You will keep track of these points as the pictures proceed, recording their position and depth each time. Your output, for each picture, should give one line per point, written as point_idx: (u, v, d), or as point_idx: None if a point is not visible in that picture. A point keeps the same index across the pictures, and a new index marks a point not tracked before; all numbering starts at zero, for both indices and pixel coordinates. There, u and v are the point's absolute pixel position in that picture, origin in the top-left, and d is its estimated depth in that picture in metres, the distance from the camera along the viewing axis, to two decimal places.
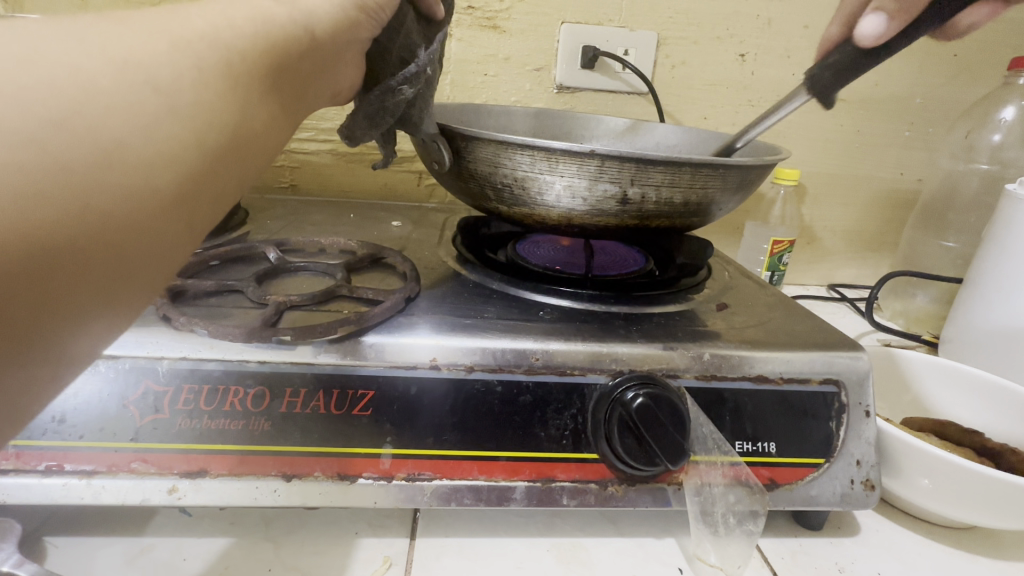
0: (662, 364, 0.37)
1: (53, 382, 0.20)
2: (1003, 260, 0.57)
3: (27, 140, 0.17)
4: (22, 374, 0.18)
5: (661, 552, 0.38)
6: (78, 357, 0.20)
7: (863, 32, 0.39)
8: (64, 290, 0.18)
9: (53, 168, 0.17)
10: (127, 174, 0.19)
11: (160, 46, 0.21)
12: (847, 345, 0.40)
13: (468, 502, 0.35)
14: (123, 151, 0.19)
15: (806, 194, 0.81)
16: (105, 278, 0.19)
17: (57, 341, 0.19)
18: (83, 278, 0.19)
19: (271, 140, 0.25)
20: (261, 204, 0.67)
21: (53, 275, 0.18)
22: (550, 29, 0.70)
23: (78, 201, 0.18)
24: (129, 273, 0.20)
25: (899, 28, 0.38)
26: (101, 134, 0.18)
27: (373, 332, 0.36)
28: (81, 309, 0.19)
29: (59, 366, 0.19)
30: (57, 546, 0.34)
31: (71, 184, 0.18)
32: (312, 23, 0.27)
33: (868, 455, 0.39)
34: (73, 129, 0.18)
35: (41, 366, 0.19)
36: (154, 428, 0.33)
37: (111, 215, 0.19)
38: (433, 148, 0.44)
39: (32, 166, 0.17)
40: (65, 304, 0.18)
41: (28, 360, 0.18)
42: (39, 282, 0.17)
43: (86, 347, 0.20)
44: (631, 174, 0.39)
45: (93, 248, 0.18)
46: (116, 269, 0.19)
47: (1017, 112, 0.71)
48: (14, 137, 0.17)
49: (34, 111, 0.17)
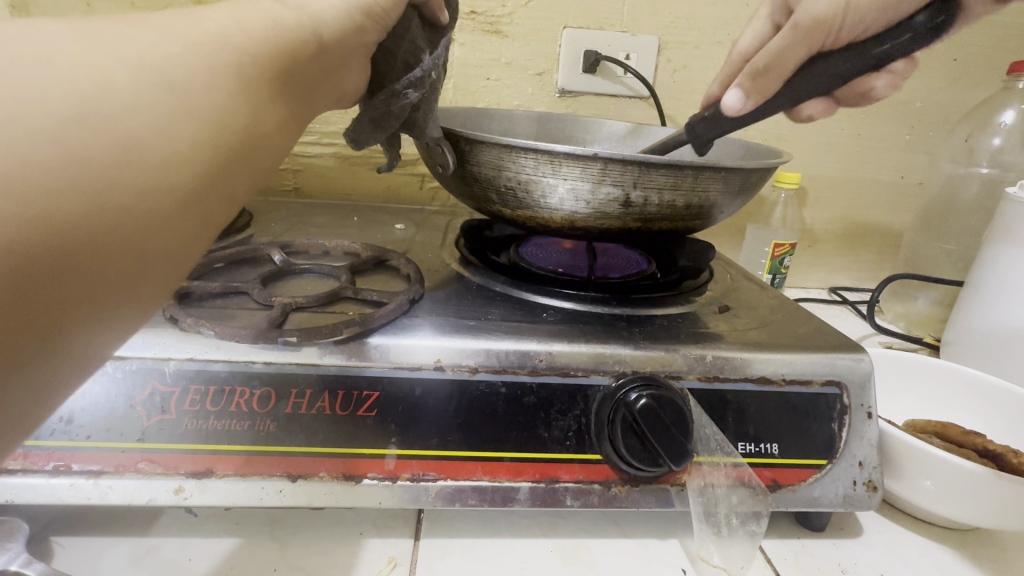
0: (664, 365, 0.37)
1: (70, 378, 0.20)
2: (1003, 263, 0.58)
3: (46, 137, 0.17)
4: (39, 369, 0.19)
5: (664, 552, 0.38)
6: (94, 352, 0.20)
7: (727, 105, 0.42)
8: (82, 285, 0.18)
9: (74, 164, 0.18)
10: (143, 172, 0.19)
11: (174, 48, 0.21)
12: (848, 347, 0.40)
13: (472, 502, 0.35)
14: (139, 149, 0.19)
15: (807, 197, 0.81)
16: (121, 276, 0.19)
17: (74, 336, 0.19)
18: (101, 274, 0.19)
19: (281, 142, 0.25)
20: (264, 207, 0.67)
21: (72, 270, 0.18)
22: (552, 33, 0.70)
23: (98, 198, 0.18)
24: (145, 271, 0.20)
25: (755, 105, 0.42)
26: (118, 132, 0.19)
27: (379, 332, 0.36)
28: (98, 304, 0.19)
29: (74, 361, 0.19)
30: (64, 546, 0.34)
31: (90, 180, 0.18)
32: (320, 28, 0.28)
33: (870, 457, 0.39)
34: (91, 126, 0.18)
35: (58, 361, 0.19)
36: (161, 428, 0.33)
37: (128, 212, 0.19)
38: (437, 152, 0.44)
39: (52, 162, 0.17)
40: (84, 301, 0.19)
41: (46, 355, 0.18)
42: (58, 275, 0.18)
43: (101, 342, 0.20)
44: (633, 177, 0.39)
45: (110, 244, 0.19)
46: (132, 266, 0.20)
47: (1017, 116, 0.71)
48: (35, 134, 0.17)
49: (54, 110, 0.18)
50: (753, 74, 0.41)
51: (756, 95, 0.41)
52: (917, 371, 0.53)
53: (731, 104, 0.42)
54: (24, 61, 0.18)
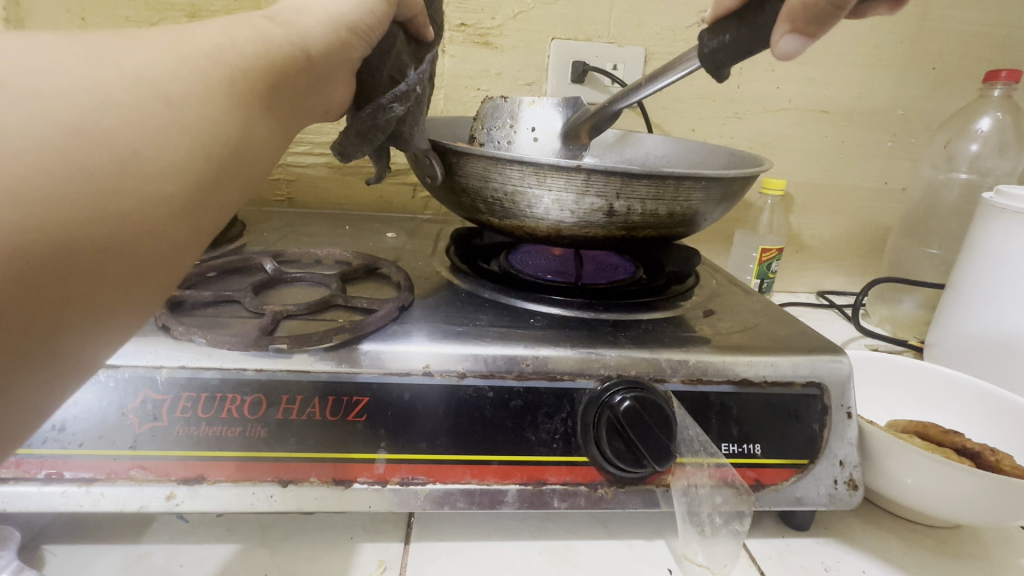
0: (648, 368, 0.38)
1: (69, 382, 0.20)
2: (980, 266, 0.59)
3: (48, 146, 0.18)
4: (39, 371, 0.19)
5: (650, 553, 0.38)
6: (93, 356, 0.21)
7: (786, 55, 0.37)
8: (83, 288, 0.19)
9: (77, 173, 0.19)
10: (141, 180, 0.20)
11: (168, 61, 0.22)
12: (828, 349, 0.41)
13: (461, 506, 0.36)
14: (138, 159, 0.20)
15: (793, 203, 0.83)
16: (120, 281, 0.20)
17: (72, 338, 0.20)
18: (101, 279, 0.20)
19: (271, 152, 0.26)
20: (256, 217, 0.68)
21: (72, 274, 0.19)
22: (540, 45, 0.72)
23: (97, 205, 0.19)
24: (142, 276, 0.21)
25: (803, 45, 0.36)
26: (117, 142, 0.20)
27: (369, 340, 0.37)
28: (97, 309, 0.20)
29: (74, 364, 0.20)
30: (55, 554, 0.35)
31: (91, 188, 0.19)
32: (308, 44, 0.29)
33: (851, 455, 0.40)
34: (93, 136, 0.19)
35: (58, 364, 0.20)
36: (153, 435, 0.34)
37: (126, 219, 0.20)
38: (425, 164, 0.45)
39: (55, 170, 0.18)
40: (82, 305, 0.19)
41: (47, 357, 0.19)
42: (58, 280, 0.18)
43: (100, 347, 0.21)
44: (616, 187, 0.40)
45: (109, 250, 0.20)
46: (130, 271, 0.20)
47: (993, 123, 0.73)
48: (36, 143, 0.18)
49: (56, 120, 0.18)
50: (804, 7, 0.35)
51: (820, 34, 0.36)
52: (899, 372, 0.54)
53: (796, 53, 0.36)
54: (28, 75, 0.19)
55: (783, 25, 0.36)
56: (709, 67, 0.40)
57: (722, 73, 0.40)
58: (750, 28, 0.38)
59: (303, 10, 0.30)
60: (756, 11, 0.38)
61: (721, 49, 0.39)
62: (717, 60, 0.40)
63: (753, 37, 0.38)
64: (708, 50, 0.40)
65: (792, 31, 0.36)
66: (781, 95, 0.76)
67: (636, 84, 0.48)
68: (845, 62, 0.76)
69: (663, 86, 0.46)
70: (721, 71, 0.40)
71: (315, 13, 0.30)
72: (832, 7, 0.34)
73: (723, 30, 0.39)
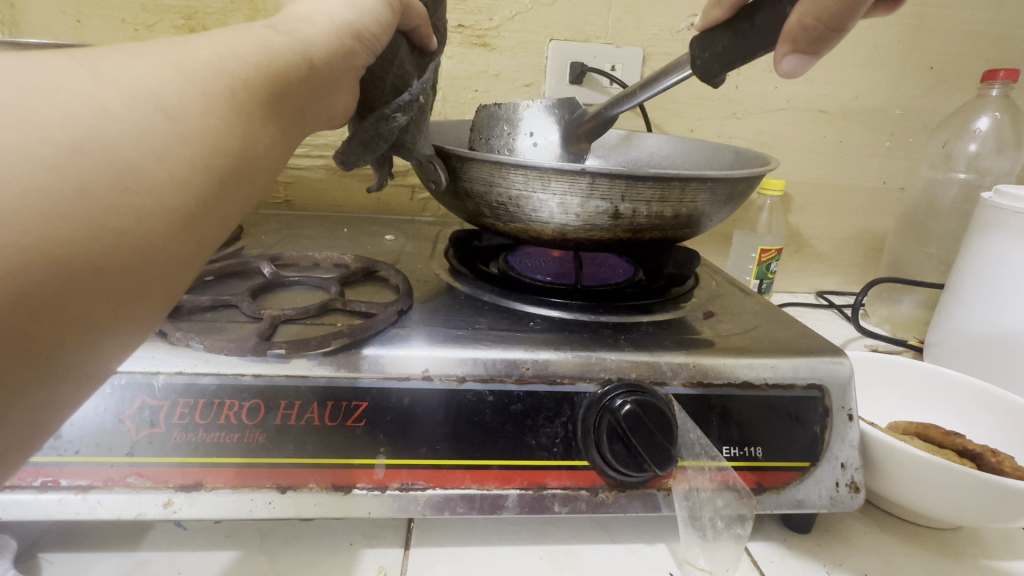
0: (649, 372, 0.38)
1: (72, 398, 0.20)
2: (979, 267, 0.59)
3: (44, 165, 0.18)
4: (44, 389, 0.19)
5: (652, 557, 0.38)
6: (96, 372, 0.20)
7: (791, 73, 0.36)
8: (83, 305, 0.19)
9: (74, 191, 0.18)
10: (140, 195, 0.20)
11: (169, 74, 0.21)
12: (829, 350, 0.41)
13: (461, 511, 0.36)
14: (137, 174, 0.20)
15: (793, 203, 0.83)
16: (120, 297, 0.20)
17: (75, 355, 0.19)
18: (102, 296, 0.19)
19: (274, 162, 0.26)
20: (254, 220, 0.67)
21: (71, 292, 0.18)
22: (538, 46, 0.71)
23: (96, 222, 0.19)
24: (144, 291, 0.21)
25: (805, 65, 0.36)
26: (116, 158, 0.19)
27: (370, 343, 0.37)
28: (98, 326, 0.20)
29: (76, 382, 0.20)
30: (51, 562, 0.34)
31: (89, 205, 0.19)
32: (310, 52, 0.28)
33: (852, 458, 0.40)
34: (91, 153, 0.19)
35: (61, 381, 0.19)
36: (150, 442, 0.33)
37: (126, 233, 0.19)
38: (429, 169, 0.45)
39: (51, 188, 0.18)
40: (83, 322, 0.19)
41: (50, 375, 0.19)
42: (57, 298, 0.18)
43: (101, 363, 0.20)
44: (622, 190, 0.40)
45: (109, 266, 0.19)
46: (131, 286, 0.20)
47: (991, 123, 0.73)
48: (32, 159, 0.18)
49: (51, 137, 0.18)
50: (803, 29, 0.34)
51: (824, 51, 0.35)
52: (898, 372, 0.54)
53: (800, 72, 0.36)
54: (26, 92, 0.19)
55: (784, 46, 0.36)
56: (703, 76, 0.41)
57: (716, 81, 0.41)
58: (742, 40, 0.38)
59: (306, 18, 0.30)
60: (746, 22, 0.38)
61: (714, 60, 0.40)
62: (710, 71, 0.40)
63: (745, 45, 0.38)
64: (699, 62, 0.40)
65: (795, 51, 0.35)
66: (780, 96, 0.76)
67: (630, 92, 0.48)
68: (843, 63, 0.76)
69: (661, 90, 0.46)
70: (716, 76, 0.41)
71: (318, 21, 0.30)
72: (830, 31, 0.33)
73: (714, 40, 0.39)
